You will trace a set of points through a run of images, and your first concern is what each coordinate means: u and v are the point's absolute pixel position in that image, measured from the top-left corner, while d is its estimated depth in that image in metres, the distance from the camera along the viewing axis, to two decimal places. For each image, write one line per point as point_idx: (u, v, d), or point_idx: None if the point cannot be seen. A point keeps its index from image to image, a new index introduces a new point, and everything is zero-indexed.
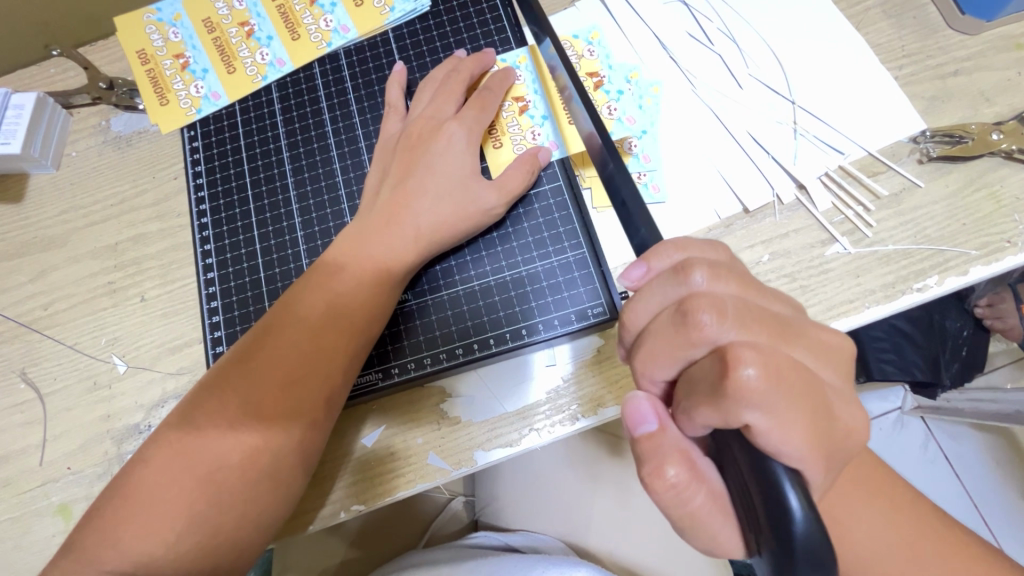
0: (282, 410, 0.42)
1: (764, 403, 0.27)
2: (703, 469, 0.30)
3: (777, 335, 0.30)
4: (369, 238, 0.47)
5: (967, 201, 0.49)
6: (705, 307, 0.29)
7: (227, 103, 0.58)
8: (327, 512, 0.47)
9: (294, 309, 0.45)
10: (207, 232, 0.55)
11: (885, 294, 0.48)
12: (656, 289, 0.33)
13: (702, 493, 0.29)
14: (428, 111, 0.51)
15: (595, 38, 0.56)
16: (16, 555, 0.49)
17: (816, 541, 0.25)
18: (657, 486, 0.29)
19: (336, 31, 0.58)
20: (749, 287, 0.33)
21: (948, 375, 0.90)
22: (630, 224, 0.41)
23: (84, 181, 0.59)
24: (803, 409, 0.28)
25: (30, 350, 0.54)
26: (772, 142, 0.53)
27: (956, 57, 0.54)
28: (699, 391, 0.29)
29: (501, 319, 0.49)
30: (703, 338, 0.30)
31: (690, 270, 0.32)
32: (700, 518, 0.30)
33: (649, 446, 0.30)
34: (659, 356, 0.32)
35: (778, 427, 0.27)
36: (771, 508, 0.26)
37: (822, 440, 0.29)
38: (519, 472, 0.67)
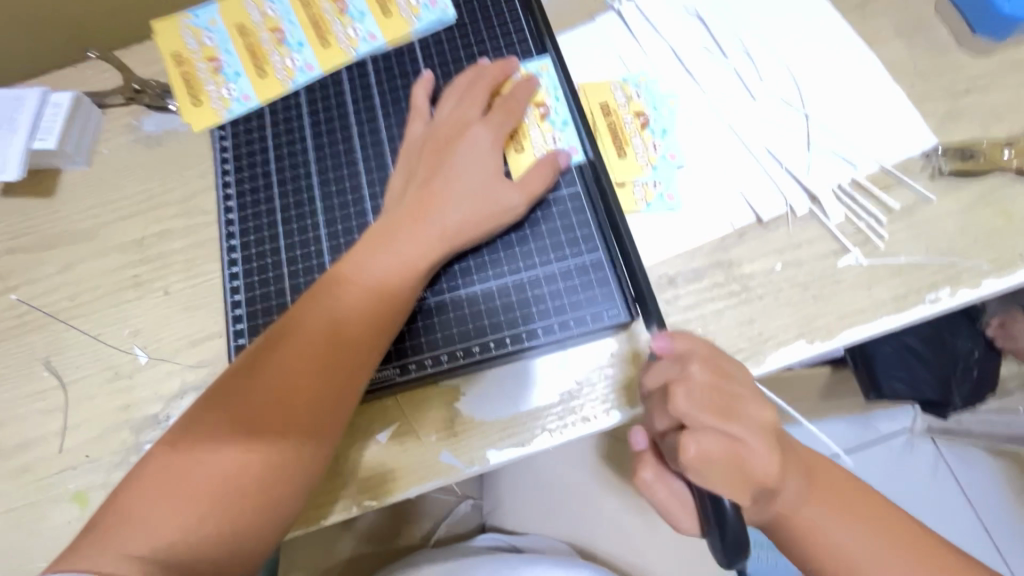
0: (291, 424, 0.43)
1: (698, 471, 0.37)
2: (673, 478, 0.43)
3: (730, 416, 0.38)
4: (394, 236, 0.48)
5: (979, 217, 0.50)
6: (680, 391, 0.38)
7: (256, 104, 0.60)
8: (340, 506, 0.48)
9: (311, 316, 0.46)
10: (233, 228, 0.57)
11: (897, 305, 0.48)
12: (660, 366, 0.41)
13: (665, 488, 0.43)
14: (456, 114, 0.53)
15: (643, 82, 0.57)
16: (31, 540, 0.50)
17: (738, 531, 0.38)
18: (642, 483, 0.43)
19: (364, 39, 0.60)
20: (727, 377, 0.40)
21: (958, 396, 0.91)
22: (637, 232, 0.50)
23: (114, 177, 0.61)
24: (739, 472, 0.37)
25: (54, 339, 0.56)
26: (786, 153, 0.54)
27: (968, 76, 0.55)
28: (668, 450, 0.40)
29: (517, 319, 0.50)
30: (676, 414, 0.38)
31: (687, 363, 0.39)
32: (669, 508, 0.43)
33: (638, 462, 0.44)
34: (652, 412, 0.41)
35: (709, 477, 0.37)
36: (717, 513, 0.38)
37: (753, 486, 0.38)
38: (526, 477, 0.68)
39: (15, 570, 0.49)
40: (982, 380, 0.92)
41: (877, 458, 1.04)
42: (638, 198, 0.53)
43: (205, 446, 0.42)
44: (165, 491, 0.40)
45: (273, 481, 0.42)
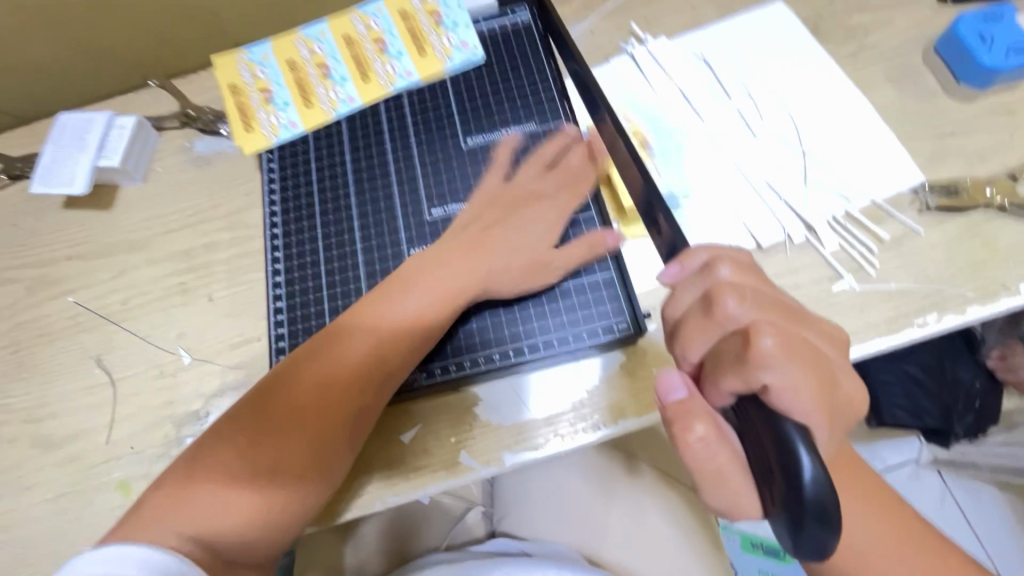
0: (307, 452, 0.47)
1: (781, 367, 0.31)
2: (726, 431, 0.34)
3: (789, 319, 0.36)
4: (408, 283, 0.53)
5: (964, 248, 0.54)
6: (728, 293, 0.35)
7: (302, 132, 0.66)
8: (364, 500, 0.51)
9: (330, 354, 0.50)
10: (278, 242, 0.62)
11: (888, 328, 0.52)
12: (689, 279, 0.38)
13: (724, 450, 0.33)
14: (534, 181, 0.59)
15: (652, 119, 0.63)
16: (76, 525, 0.53)
17: (823, 489, 0.28)
18: (686, 440, 0.34)
19: (401, 75, 0.66)
20: (765, 282, 0.38)
21: (960, 426, 0.94)
22: (665, 239, 0.46)
23: (167, 193, 0.67)
24: (810, 378, 0.32)
25: (106, 339, 0.61)
26: (784, 186, 0.59)
27: (953, 120, 0.59)
28: (724, 364, 0.34)
29: (534, 330, 0.54)
30: (727, 318, 0.35)
31: (717, 264, 0.37)
32: (726, 476, 0.33)
33: (679, 411, 0.34)
34: (690, 335, 0.36)
35: (793, 389, 0.31)
36: (783, 460, 0.29)
37: (827, 402, 0.33)
38: (538, 487, 0.71)
39: (60, 551, 0.53)
40: (984, 414, 0.93)
41: None
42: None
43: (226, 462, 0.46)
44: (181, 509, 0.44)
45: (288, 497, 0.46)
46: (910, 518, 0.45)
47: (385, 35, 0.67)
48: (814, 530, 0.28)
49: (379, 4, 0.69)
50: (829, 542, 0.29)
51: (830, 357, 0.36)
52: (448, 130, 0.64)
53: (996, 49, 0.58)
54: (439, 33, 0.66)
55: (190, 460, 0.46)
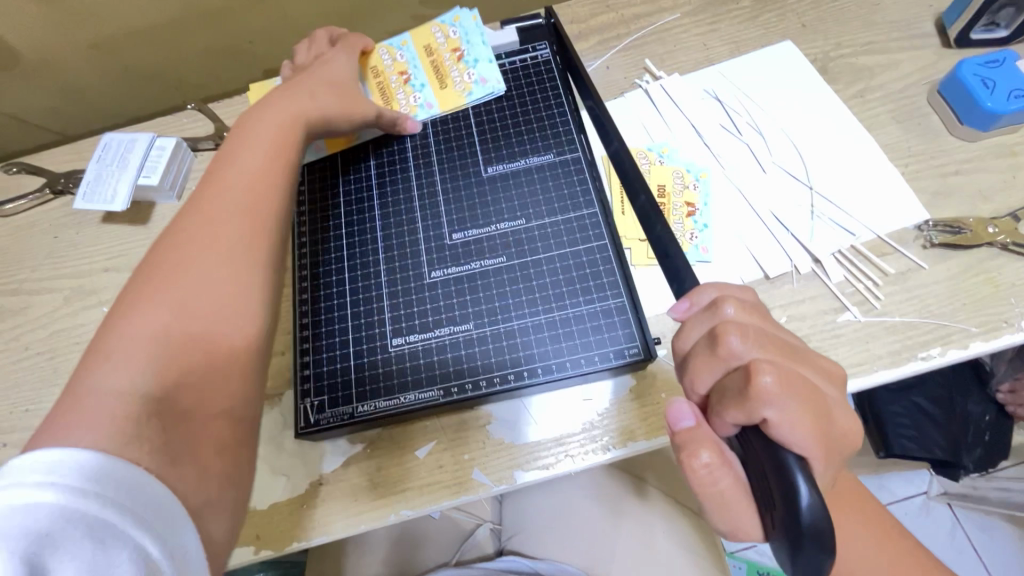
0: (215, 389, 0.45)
1: (780, 404, 0.33)
2: (731, 459, 0.35)
3: (789, 357, 0.37)
4: (297, 122, 0.55)
5: (967, 284, 0.56)
6: (733, 331, 0.37)
7: (326, 153, 0.67)
8: (379, 513, 0.53)
9: (183, 242, 0.42)
10: (303, 257, 0.62)
11: (892, 360, 0.53)
12: (697, 316, 0.40)
13: (729, 475, 0.34)
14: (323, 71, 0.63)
15: (666, 152, 0.65)
16: None
17: (820, 519, 0.30)
18: (692, 466, 0.34)
19: (422, 107, 0.68)
20: (768, 321, 0.40)
21: (967, 459, 0.93)
22: (676, 276, 0.50)
23: None
24: (809, 415, 0.34)
25: None
26: (791, 219, 0.61)
27: (957, 159, 0.62)
28: (728, 397, 0.35)
29: (548, 352, 0.55)
30: (732, 354, 0.36)
31: (724, 302, 0.39)
32: (728, 500, 0.34)
33: (686, 438, 0.36)
34: (697, 368, 0.38)
35: (792, 424, 0.33)
36: (784, 490, 0.31)
37: (825, 439, 0.34)
38: (547, 505, 0.73)
39: None
40: (995, 446, 0.93)
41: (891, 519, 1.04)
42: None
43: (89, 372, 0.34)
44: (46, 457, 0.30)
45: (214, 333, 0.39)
46: (914, 550, 0.46)
47: (410, 67, 0.70)
48: (810, 555, 0.30)
49: (405, 38, 0.71)
50: (823, 567, 0.31)
51: (828, 394, 0.37)
52: (471, 157, 0.66)
53: (997, 92, 0.60)
54: (461, 69, 0.69)
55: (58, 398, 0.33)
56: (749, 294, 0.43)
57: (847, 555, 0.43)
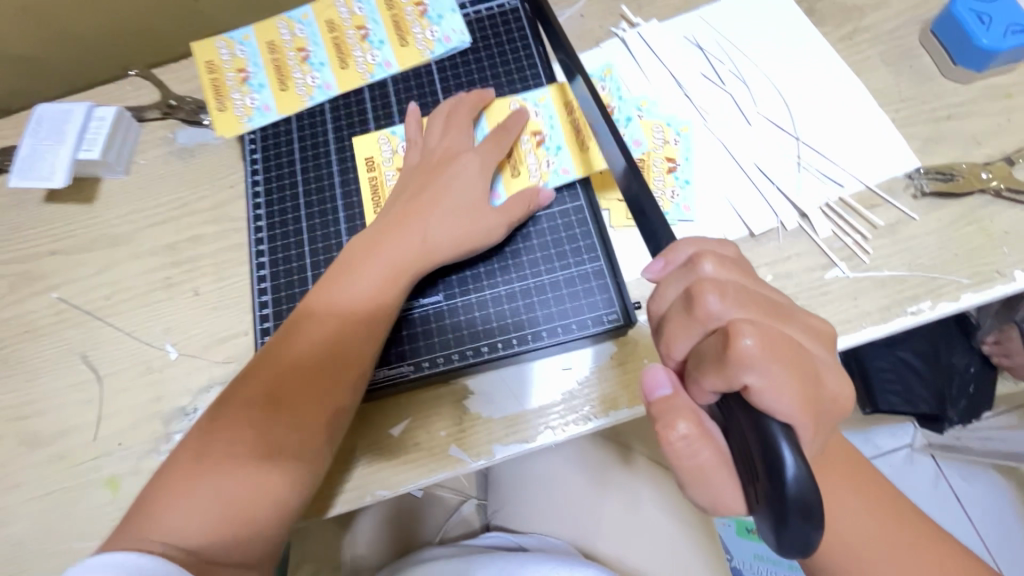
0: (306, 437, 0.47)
1: (761, 367, 0.31)
2: (711, 428, 0.33)
3: (770, 315, 0.34)
4: (377, 245, 0.53)
5: (960, 234, 0.53)
6: (710, 289, 0.34)
7: (276, 115, 0.64)
8: (354, 495, 0.51)
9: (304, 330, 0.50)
10: (262, 235, 0.61)
11: (881, 316, 0.51)
12: (673, 275, 0.38)
13: (708, 448, 0.32)
14: (444, 143, 0.57)
15: (645, 105, 0.61)
16: (66, 521, 0.53)
17: (805, 488, 0.28)
18: (669, 438, 0.33)
19: (557, 173, 0.56)
20: (750, 278, 0.37)
21: (953, 411, 0.93)
22: (651, 233, 0.45)
23: (150, 186, 0.65)
24: (792, 377, 0.31)
25: (92, 335, 0.60)
26: (777, 173, 0.58)
27: (950, 103, 0.58)
28: (706, 362, 0.33)
29: (523, 322, 0.53)
30: (709, 316, 0.34)
31: (700, 260, 0.36)
32: (708, 473, 0.33)
33: (664, 408, 0.34)
34: (674, 333, 0.36)
35: (776, 389, 0.30)
36: (767, 460, 0.29)
37: (811, 402, 0.32)
38: (532, 478, 0.71)
39: (50, 546, 0.52)
40: (980, 398, 0.93)
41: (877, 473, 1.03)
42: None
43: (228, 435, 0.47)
44: (191, 491, 0.44)
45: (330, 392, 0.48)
46: (902, 508, 0.45)
47: (546, 127, 0.58)
48: (796, 527, 0.28)
49: (543, 92, 0.60)
50: (811, 539, 0.28)
51: (812, 352, 0.35)
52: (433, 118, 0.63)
53: (994, 28, 0.56)
54: (526, 134, 0.58)
55: (212, 417, 0.48)
56: (729, 248, 0.40)
57: (835, 518, 0.42)
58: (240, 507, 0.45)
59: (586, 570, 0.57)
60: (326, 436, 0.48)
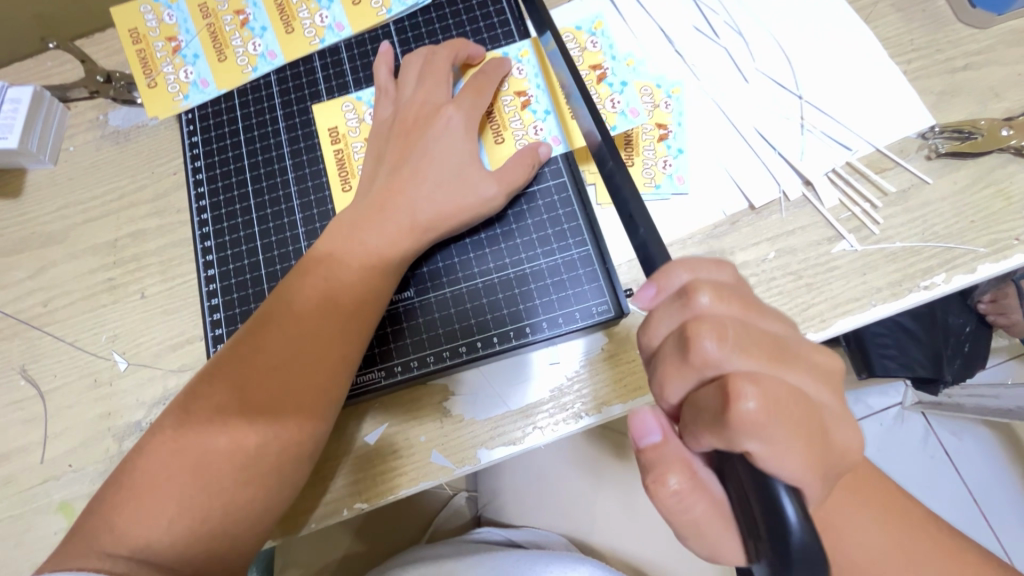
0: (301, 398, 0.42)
1: (766, 434, 0.27)
2: (705, 478, 0.30)
3: (776, 359, 0.30)
4: (361, 229, 0.46)
5: (976, 198, 0.49)
6: (707, 333, 0.29)
7: (215, 90, 0.57)
8: (329, 511, 0.47)
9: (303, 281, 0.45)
10: (208, 229, 0.55)
11: (891, 292, 0.47)
12: (664, 308, 0.32)
13: (703, 501, 0.30)
14: (420, 96, 0.51)
15: (631, 63, 0.54)
16: (17, 552, 0.49)
17: (812, 551, 0.25)
18: (660, 493, 0.30)
19: (547, 141, 0.51)
20: (752, 309, 0.32)
21: (949, 372, 0.87)
22: (631, 226, 0.39)
23: (82, 176, 0.58)
24: (800, 439, 0.27)
25: (30, 347, 0.54)
26: (778, 137, 0.52)
27: (966, 52, 0.53)
28: (701, 418, 0.29)
29: (505, 317, 0.49)
30: (707, 364, 0.29)
31: (695, 293, 0.31)
32: (703, 527, 0.30)
33: (653, 457, 0.31)
34: (666, 377, 0.31)
35: (781, 457, 0.27)
36: (767, 516, 0.26)
37: (819, 460, 0.28)
38: (523, 468, 0.69)
39: None
40: (973, 357, 0.88)
41: (867, 433, 1.02)
42: (648, 179, 0.51)
43: (199, 436, 0.40)
44: (159, 497, 0.39)
45: (326, 351, 0.43)
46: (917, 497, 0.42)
47: (531, 87, 0.52)
48: None
49: (525, 46, 0.54)
50: None
51: (821, 400, 0.30)
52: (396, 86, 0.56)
53: None
54: (509, 93, 0.52)
55: (179, 415, 0.42)
56: (727, 270, 0.34)
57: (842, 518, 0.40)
58: (224, 508, 0.39)
59: (582, 568, 0.56)
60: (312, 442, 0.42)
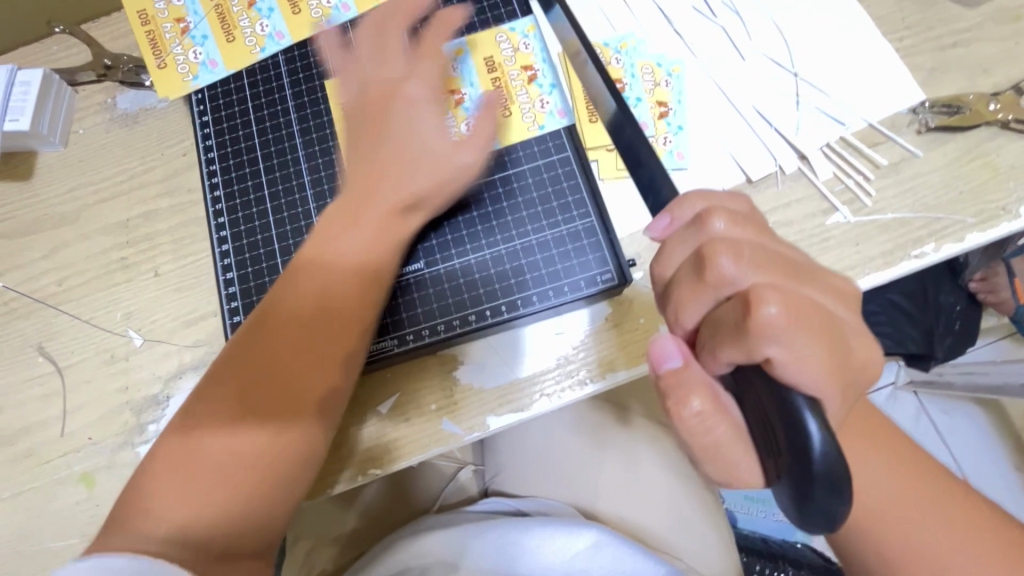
0: (298, 393, 0.43)
1: (787, 338, 0.28)
2: (726, 403, 0.31)
3: (791, 276, 0.31)
4: (369, 203, 0.48)
5: (965, 170, 0.51)
6: (723, 251, 0.31)
7: (223, 70, 0.58)
8: (345, 476, 0.49)
9: (297, 281, 0.46)
10: (220, 206, 0.56)
11: (884, 261, 0.49)
12: (679, 237, 0.34)
13: (723, 424, 0.30)
14: (389, 77, 0.51)
15: (626, 46, 0.56)
16: (41, 522, 0.50)
17: (833, 462, 0.26)
18: (682, 415, 0.31)
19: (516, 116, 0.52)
20: (763, 235, 0.34)
21: (940, 349, 0.89)
22: (651, 187, 0.41)
23: (93, 158, 0.59)
24: (822, 345, 0.29)
25: (45, 325, 0.55)
26: (774, 113, 0.54)
27: (956, 29, 0.54)
28: (722, 333, 0.30)
29: (513, 287, 0.50)
30: (724, 280, 0.31)
31: (710, 218, 0.33)
32: (724, 450, 0.30)
33: (674, 383, 0.31)
34: (682, 301, 0.33)
35: (800, 360, 0.28)
36: (790, 433, 0.27)
37: (839, 372, 0.30)
38: (529, 442, 0.71)
39: (28, 548, 0.50)
40: (964, 334, 0.91)
41: None
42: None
43: (202, 433, 0.42)
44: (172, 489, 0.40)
45: (319, 348, 0.44)
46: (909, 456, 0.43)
47: (537, 62, 0.54)
48: (823, 502, 0.26)
49: (531, 22, 0.55)
50: (839, 516, 0.26)
51: (837, 315, 0.32)
52: None
53: None
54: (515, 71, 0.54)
55: (183, 409, 0.43)
56: (737, 201, 0.37)
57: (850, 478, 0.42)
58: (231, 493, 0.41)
59: (587, 534, 0.58)
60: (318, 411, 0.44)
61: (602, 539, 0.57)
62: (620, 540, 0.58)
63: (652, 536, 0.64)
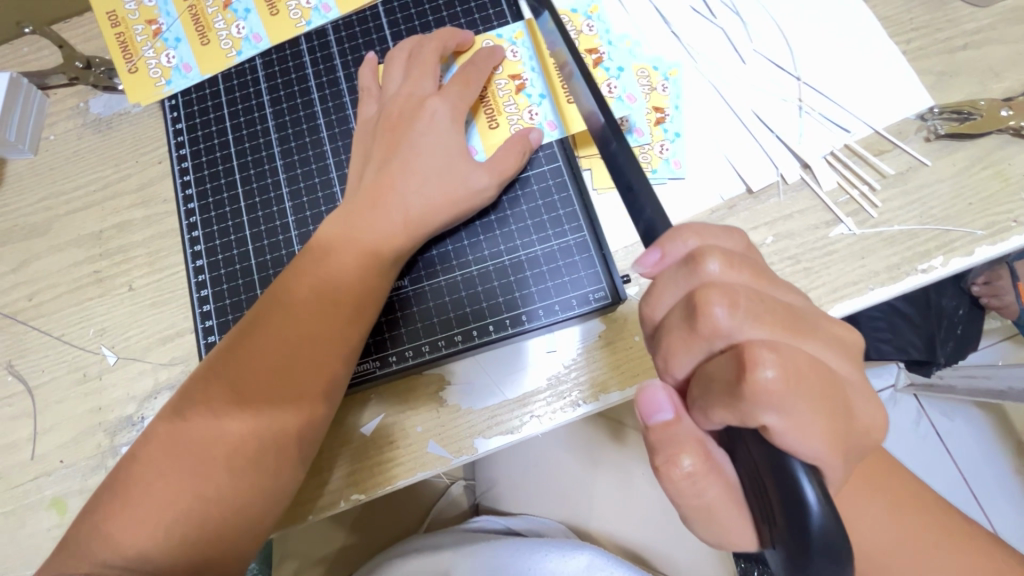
0: (272, 422, 0.40)
1: (784, 406, 0.26)
2: (718, 458, 0.30)
3: (790, 329, 0.29)
4: (350, 226, 0.45)
5: (974, 180, 0.48)
6: (717, 299, 0.29)
7: (198, 75, 0.56)
8: (326, 502, 0.46)
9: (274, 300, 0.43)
10: (195, 219, 0.53)
11: (889, 275, 0.47)
12: (670, 277, 0.32)
13: (717, 484, 0.29)
14: (406, 89, 0.49)
15: (625, 46, 0.53)
16: (10, 549, 0.48)
17: (832, 536, 0.24)
18: (672, 475, 0.29)
19: (541, 127, 0.50)
20: (762, 279, 0.32)
21: (943, 355, 0.83)
22: (636, 207, 0.39)
23: (64, 166, 0.56)
24: (822, 410, 0.27)
25: (15, 342, 0.53)
26: (776, 120, 0.52)
27: (966, 31, 0.52)
28: (714, 391, 0.28)
29: (500, 305, 0.48)
30: (717, 332, 0.29)
31: (704, 259, 0.31)
32: (715, 511, 0.29)
33: (663, 436, 0.30)
34: (673, 349, 0.31)
35: (799, 428, 0.26)
36: (784, 499, 0.25)
37: (840, 435, 0.28)
38: (521, 457, 0.69)
39: None
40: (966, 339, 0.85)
41: None
42: (644, 163, 0.51)
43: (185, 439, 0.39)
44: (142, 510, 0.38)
45: (296, 371, 0.41)
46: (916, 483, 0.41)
47: (526, 70, 0.51)
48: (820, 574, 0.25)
49: (519, 28, 0.52)
50: None
51: (837, 372, 0.30)
52: (380, 50, 0.55)
53: None
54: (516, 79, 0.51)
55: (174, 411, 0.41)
56: (733, 239, 0.34)
57: (855, 510, 0.40)
58: (205, 515, 0.38)
59: (581, 556, 0.56)
60: (299, 446, 0.41)
61: (596, 562, 0.56)
62: (615, 562, 0.56)
63: (648, 554, 0.63)
